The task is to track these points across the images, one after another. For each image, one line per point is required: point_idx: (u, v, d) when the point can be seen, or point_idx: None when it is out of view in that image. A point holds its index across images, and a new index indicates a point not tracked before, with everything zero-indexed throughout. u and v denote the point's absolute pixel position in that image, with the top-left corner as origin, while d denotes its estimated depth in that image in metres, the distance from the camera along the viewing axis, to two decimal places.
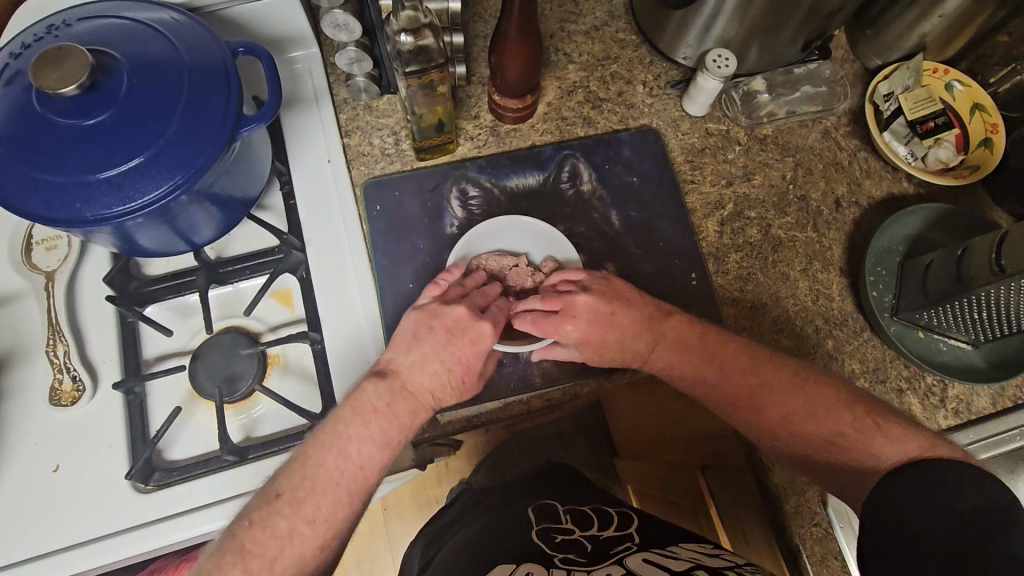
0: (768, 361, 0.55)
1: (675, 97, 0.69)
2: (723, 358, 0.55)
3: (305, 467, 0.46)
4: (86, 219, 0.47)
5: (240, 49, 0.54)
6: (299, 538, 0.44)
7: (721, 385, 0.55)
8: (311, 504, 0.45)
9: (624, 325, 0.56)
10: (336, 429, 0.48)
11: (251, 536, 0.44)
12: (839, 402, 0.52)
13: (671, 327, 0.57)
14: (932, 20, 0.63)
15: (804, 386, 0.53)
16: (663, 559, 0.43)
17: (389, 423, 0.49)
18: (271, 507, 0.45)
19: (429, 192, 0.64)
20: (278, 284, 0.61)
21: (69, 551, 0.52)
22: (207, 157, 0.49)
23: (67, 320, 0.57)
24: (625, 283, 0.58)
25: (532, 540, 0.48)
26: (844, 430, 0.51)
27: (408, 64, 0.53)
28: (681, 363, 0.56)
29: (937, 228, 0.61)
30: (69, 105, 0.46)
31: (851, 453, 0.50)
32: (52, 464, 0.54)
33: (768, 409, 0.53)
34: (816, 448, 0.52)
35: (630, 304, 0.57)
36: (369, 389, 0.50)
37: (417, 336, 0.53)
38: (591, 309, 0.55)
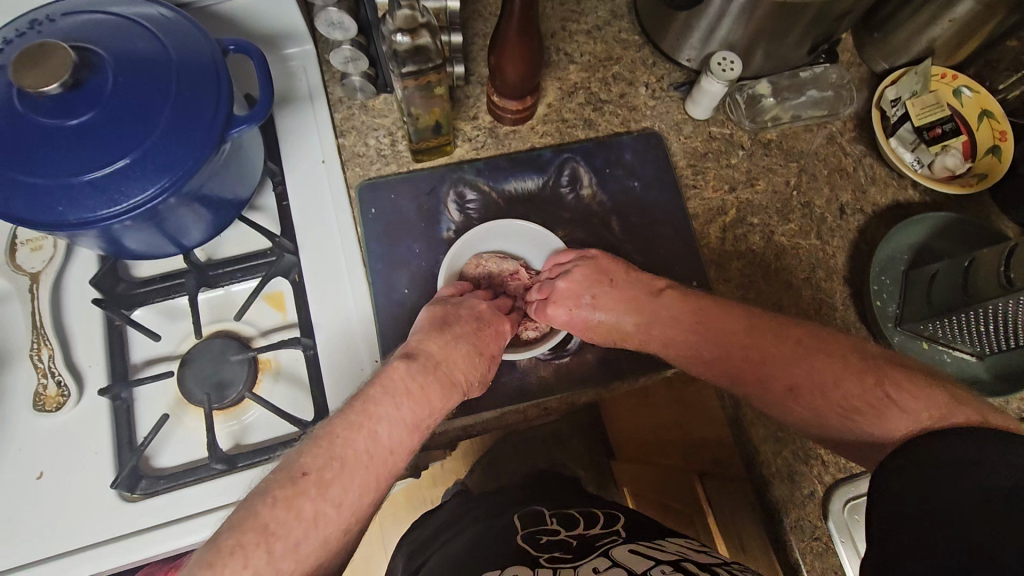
0: (767, 331, 0.51)
1: (678, 100, 0.67)
2: (720, 332, 0.53)
3: (333, 445, 0.40)
4: (69, 222, 0.45)
5: (230, 46, 0.52)
6: (327, 522, 0.37)
7: (721, 362, 0.53)
8: (340, 486, 0.38)
9: (608, 305, 0.57)
10: (367, 408, 0.43)
11: (276, 517, 0.35)
12: (849, 369, 0.47)
13: (665, 303, 0.56)
14: (941, 25, 0.61)
15: (808, 353, 0.49)
16: (649, 551, 0.42)
17: (422, 406, 0.46)
18: (297, 486, 0.37)
19: (426, 195, 0.63)
20: (269, 288, 0.60)
21: (53, 561, 0.51)
22: (195, 159, 0.47)
23: (52, 323, 0.55)
24: (612, 262, 0.58)
25: (519, 543, 0.47)
26: (856, 402, 0.46)
27: (404, 64, 0.51)
28: (675, 337, 0.55)
29: (943, 237, 0.60)
30: (52, 105, 0.45)
31: (862, 424, 0.46)
32: (35, 471, 0.53)
33: (771, 381, 0.50)
34: (827, 421, 0.48)
35: (616, 285, 0.57)
36: (399, 369, 0.47)
37: (445, 322, 0.53)
38: (574, 292, 0.57)
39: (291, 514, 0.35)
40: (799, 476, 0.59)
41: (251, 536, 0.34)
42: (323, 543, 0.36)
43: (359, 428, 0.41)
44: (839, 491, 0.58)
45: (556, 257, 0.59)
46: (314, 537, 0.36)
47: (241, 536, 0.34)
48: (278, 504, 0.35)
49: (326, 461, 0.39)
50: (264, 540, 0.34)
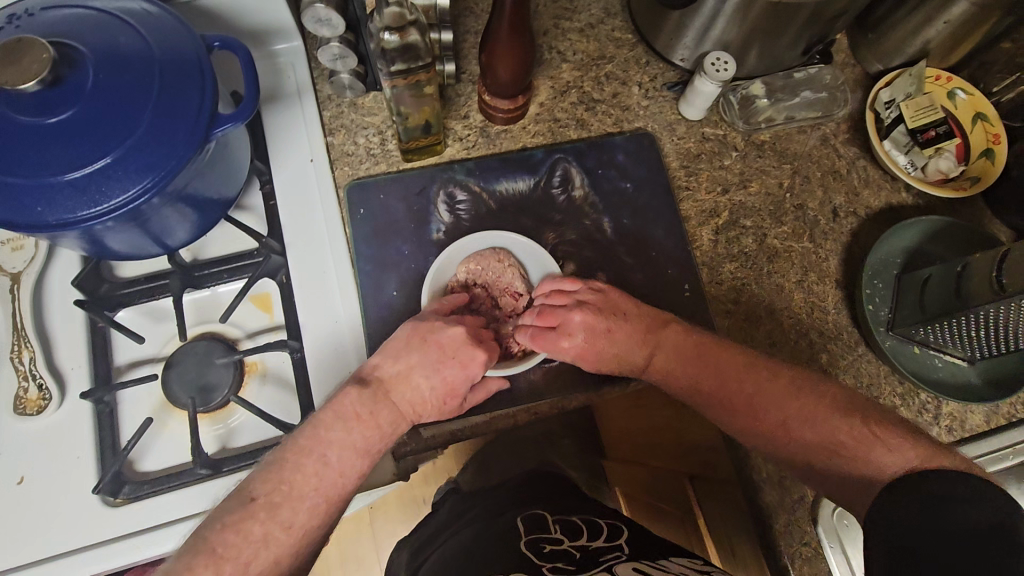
0: (762, 368, 0.52)
1: (671, 100, 0.67)
2: (717, 364, 0.53)
3: (282, 472, 0.43)
4: (49, 223, 0.44)
5: (214, 42, 0.51)
6: (273, 544, 0.41)
7: (716, 394, 0.53)
8: (289, 509, 0.42)
9: (622, 342, 0.55)
10: (316, 434, 0.45)
11: (223, 539, 0.40)
12: (837, 408, 0.49)
13: (667, 336, 0.55)
14: (936, 26, 0.61)
15: (799, 391, 0.51)
16: (653, 570, 0.42)
17: (371, 431, 0.48)
18: (246, 511, 0.41)
19: (415, 195, 0.62)
20: (256, 289, 0.59)
21: (35, 567, 0.50)
22: (179, 159, 0.46)
23: (33, 325, 0.54)
24: (625, 300, 0.57)
25: (520, 548, 0.48)
26: (842, 438, 0.48)
27: (392, 63, 0.50)
28: (677, 369, 0.55)
29: (934, 241, 0.60)
30: (30, 102, 0.43)
31: (848, 462, 0.47)
32: (16, 475, 0.52)
33: (761, 415, 0.51)
34: (812, 456, 0.49)
35: (629, 318, 0.55)
36: (350, 396, 0.48)
37: (409, 346, 0.51)
38: (591, 324, 0.54)
39: (241, 536, 0.40)
40: (789, 480, 0.58)
41: (203, 559, 0.38)
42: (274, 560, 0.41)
43: (308, 454, 0.44)
44: (829, 496, 0.57)
45: (561, 284, 0.57)
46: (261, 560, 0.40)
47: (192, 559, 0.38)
48: (228, 528, 0.40)
49: (275, 486, 0.42)
50: (215, 563, 0.39)
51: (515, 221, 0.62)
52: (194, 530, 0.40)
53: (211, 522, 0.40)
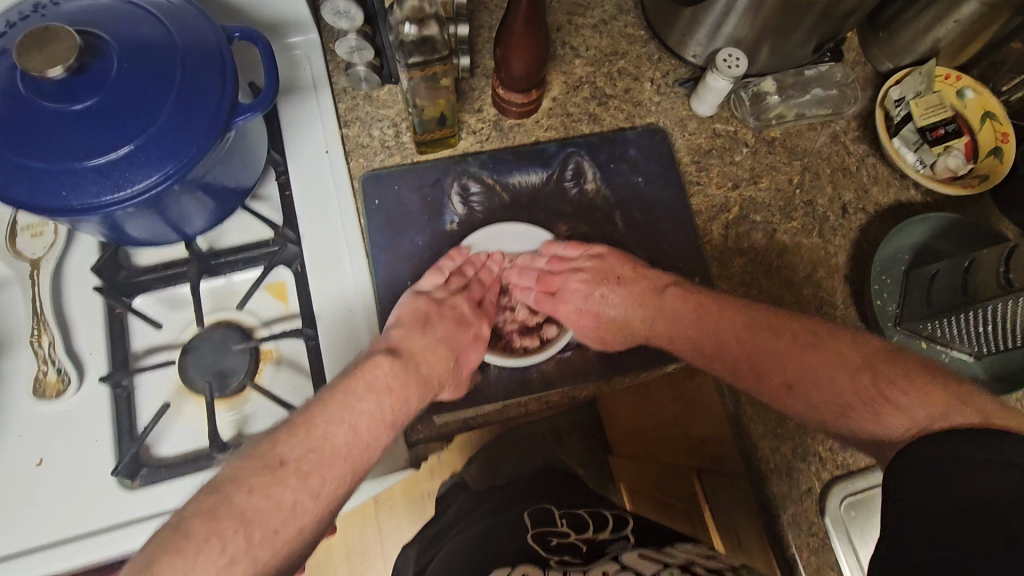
0: (764, 327, 0.53)
1: (682, 96, 0.67)
2: (717, 326, 0.54)
3: (311, 437, 0.43)
4: (73, 208, 0.45)
5: (235, 33, 0.52)
6: (302, 512, 0.41)
7: (715, 353, 0.54)
8: (318, 477, 0.42)
9: (618, 302, 0.59)
10: (347, 401, 0.46)
11: (252, 503, 0.39)
12: (844, 367, 0.48)
13: (668, 302, 0.57)
14: (947, 25, 0.61)
15: (806, 347, 0.50)
16: (658, 555, 0.43)
17: (399, 403, 0.50)
18: (276, 476, 0.41)
19: (429, 187, 0.62)
20: (271, 278, 0.60)
21: (52, 548, 0.50)
22: (200, 147, 0.47)
23: (52, 310, 0.55)
24: (621, 262, 0.60)
25: (528, 541, 0.49)
26: (848, 400, 0.48)
27: (410, 55, 0.51)
28: (678, 335, 0.56)
29: (943, 237, 0.61)
30: (56, 89, 0.44)
31: (856, 420, 0.47)
32: (35, 458, 0.52)
33: (768, 376, 0.52)
34: (820, 416, 0.49)
35: (623, 283, 0.59)
36: (382, 363, 0.50)
37: (428, 320, 0.56)
38: (581, 291, 0.59)
39: (269, 500, 0.40)
40: (798, 472, 0.58)
41: (229, 523, 0.38)
42: (299, 529, 0.40)
43: (339, 421, 0.45)
44: (838, 488, 0.58)
45: (563, 250, 0.60)
46: (290, 525, 0.40)
47: (218, 524, 0.37)
48: (255, 492, 0.39)
49: (305, 453, 0.42)
50: (242, 527, 0.38)
51: (527, 213, 0.62)
52: (217, 484, 0.40)
53: (236, 483, 0.39)
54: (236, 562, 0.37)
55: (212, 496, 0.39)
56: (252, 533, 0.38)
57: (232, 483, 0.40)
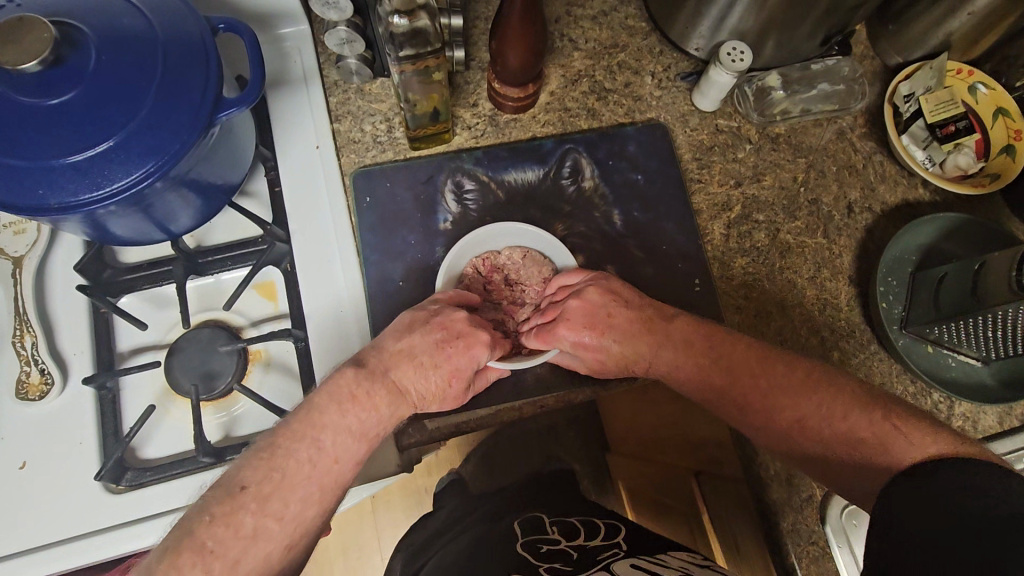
0: (778, 362, 0.50)
1: (684, 90, 0.65)
2: (730, 358, 0.51)
3: (273, 459, 0.42)
4: (50, 207, 0.44)
5: (220, 24, 0.50)
6: (264, 538, 0.40)
7: (730, 391, 0.51)
8: (279, 500, 0.41)
9: (624, 328, 0.54)
10: (310, 417, 0.45)
11: (212, 533, 0.39)
12: (858, 404, 0.46)
13: (677, 328, 0.54)
14: (960, 18, 0.59)
15: (815, 386, 0.48)
16: (651, 565, 0.42)
17: (367, 414, 0.47)
18: (235, 503, 0.40)
19: (422, 184, 0.61)
20: (260, 277, 0.58)
21: (35, 553, 0.49)
22: (183, 143, 0.45)
23: (35, 309, 0.54)
24: (625, 284, 0.56)
25: (518, 549, 0.48)
26: (862, 434, 0.45)
27: (401, 48, 0.49)
28: (686, 364, 0.53)
29: (951, 238, 0.59)
30: (31, 83, 0.43)
31: (869, 460, 0.44)
32: (18, 461, 0.51)
33: (779, 413, 0.49)
34: (830, 454, 0.46)
35: (630, 304, 0.55)
36: (348, 375, 0.48)
37: (411, 327, 0.51)
38: (586, 311, 0.54)
39: (230, 529, 0.39)
40: (799, 480, 0.56)
41: (188, 557, 0.37)
42: (264, 557, 0.40)
43: (302, 438, 0.44)
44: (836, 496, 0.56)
45: (567, 276, 0.57)
46: (251, 553, 0.40)
47: (176, 559, 0.37)
48: (216, 520, 0.39)
49: (265, 475, 0.42)
50: (201, 559, 0.38)
51: (523, 211, 0.61)
52: (182, 523, 0.39)
53: (197, 515, 0.39)
54: None
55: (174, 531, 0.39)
56: (210, 564, 0.38)
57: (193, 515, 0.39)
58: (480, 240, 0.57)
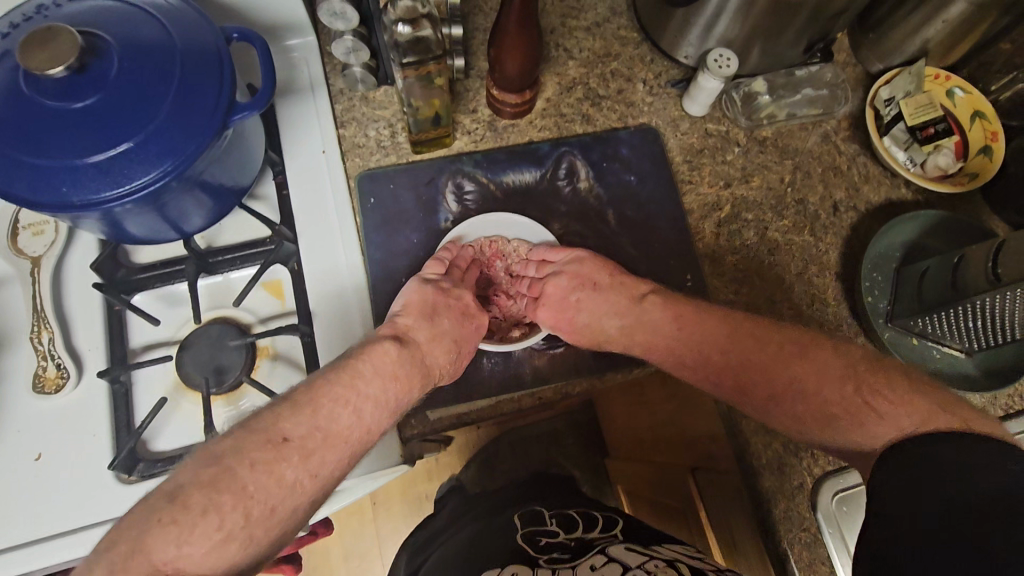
0: (749, 337, 0.53)
1: (675, 96, 0.68)
2: (698, 336, 0.54)
3: (318, 416, 0.43)
4: (74, 204, 0.46)
5: (233, 34, 0.53)
6: (300, 492, 0.40)
7: (705, 365, 0.54)
8: (320, 458, 0.42)
9: (592, 308, 0.58)
10: (353, 383, 0.46)
11: (254, 478, 0.38)
12: (834, 376, 0.50)
13: (647, 309, 0.57)
14: (935, 26, 0.62)
15: (797, 359, 0.51)
16: (644, 550, 0.44)
17: (403, 391, 0.49)
18: (278, 452, 0.40)
19: (424, 185, 0.63)
20: (267, 276, 0.60)
21: (49, 542, 0.51)
22: (198, 144, 0.48)
23: (52, 306, 0.56)
24: (599, 267, 0.59)
25: (518, 540, 0.50)
26: (835, 408, 0.49)
27: (405, 55, 0.52)
28: (658, 343, 0.56)
29: (932, 235, 0.61)
30: (57, 88, 0.45)
31: (844, 432, 0.48)
32: (33, 452, 0.53)
33: (766, 384, 0.52)
34: (805, 424, 0.50)
35: (599, 289, 0.58)
36: (382, 349, 0.50)
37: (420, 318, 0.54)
38: (558, 296, 0.58)
39: (272, 479, 0.39)
40: (789, 467, 0.59)
41: (229, 498, 0.37)
42: (296, 508, 0.40)
43: (345, 404, 0.45)
44: (827, 484, 0.58)
45: (547, 252, 0.60)
46: (287, 503, 0.40)
47: (217, 495, 0.37)
48: (259, 467, 0.39)
49: (309, 431, 0.42)
50: (241, 504, 0.37)
51: (521, 212, 0.63)
52: (215, 456, 0.39)
53: (239, 456, 0.39)
54: (231, 539, 0.37)
55: (212, 467, 0.38)
56: (251, 510, 0.38)
57: (233, 455, 0.39)
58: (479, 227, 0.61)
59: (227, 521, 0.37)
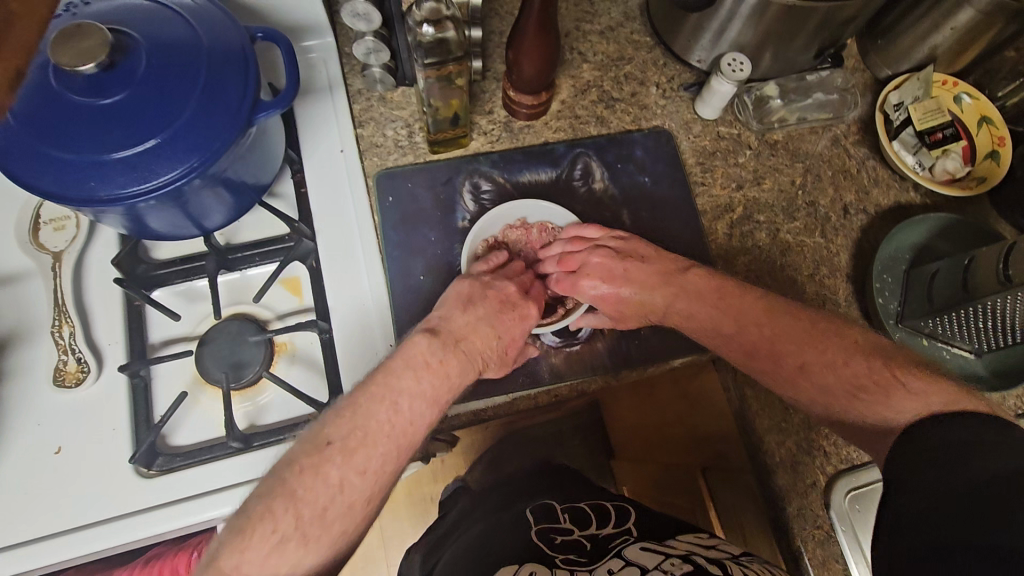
0: (785, 310, 0.54)
1: (687, 100, 0.69)
2: (738, 304, 0.55)
3: (356, 417, 0.45)
4: (100, 199, 0.47)
5: (257, 34, 0.54)
6: (349, 489, 0.43)
7: (738, 338, 0.55)
8: (363, 455, 0.44)
9: (641, 280, 0.59)
10: (387, 381, 0.47)
11: (303, 482, 0.41)
12: (859, 351, 0.50)
13: (692, 279, 0.58)
14: (944, 32, 0.63)
15: (817, 335, 0.52)
16: (660, 548, 0.44)
17: (439, 380, 0.50)
18: (323, 455, 0.43)
19: (441, 185, 0.64)
20: (287, 272, 0.61)
21: (70, 534, 0.51)
22: (223, 142, 0.49)
23: (73, 301, 0.56)
24: (641, 242, 0.61)
25: (532, 538, 0.49)
26: (864, 381, 0.48)
27: (427, 56, 0.53)
28: (696, 311, 0.57)
29: (943, 237, 0.62)
30: (86, 84, 0.46)
31: (867, 405, 0.47)
32: (54, 445, 0.53)
33: (784, 358, 0.52)
34: (835, 399, 0.50)
35: (646, 260, 0.60)
36: (422, 347, 0.51)
37: (473, 298, 0.56)
38: (605, 268, 0.59)
39: (318, 479, 0.42)
40: (802, 466, 0.60)
41: (282, 502, 0.40)
42: (348, 505, 0.42)
43: (381, 401, 0.46)
44: (841, 482, 0.59)
45: (584, 231, 0.62)
46: (337, 502, 0.42)
47: (271, 502, 0.40)
48: (305, 472, 0.42)
49: (350, 431, 0.44)
50: (293, 505, 0.40)
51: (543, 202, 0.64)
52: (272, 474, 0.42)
53: (289, 465, 0.42)
54: (288, 538, 0.40)
55: (273, 482, 0.41)
56: (300, 511, 0.40)
57: (285, 467, 0.42)
58: (528, 210, 0.63)
59: (281, 524, 0.40)
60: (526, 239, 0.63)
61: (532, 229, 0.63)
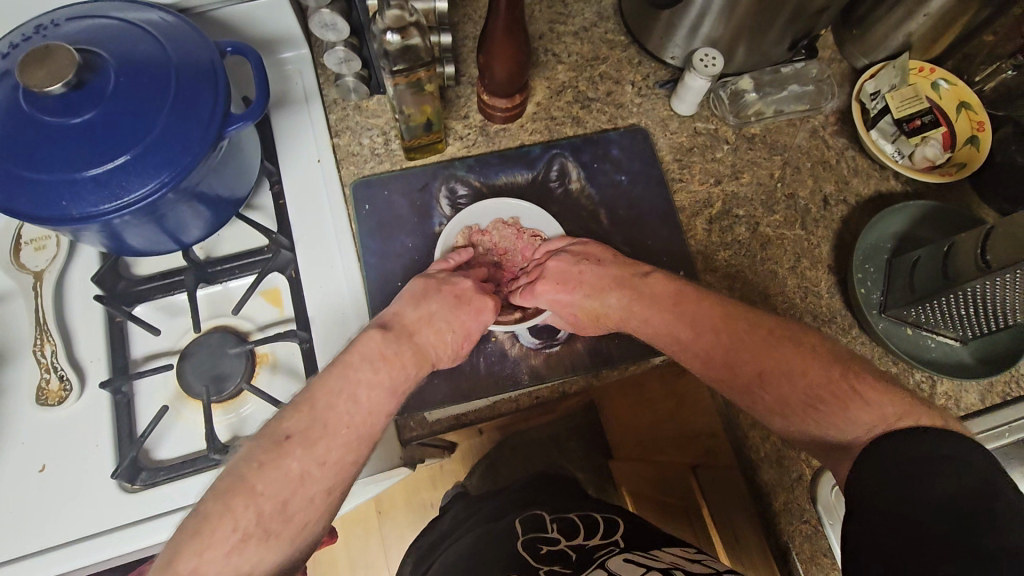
0: (741, 318, 0.53)
1: (663, 97, 0.69)
2: (694, 314, 0.54)
3: (299, 427, 0.45)
4: (73, 217, 0.47)
5: (228, 48, 0.54)
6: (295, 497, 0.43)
7: (693, 344, 0.54)
8: (310, 460, 0.44)
9: (594, 284, 0.58)
10: (337, 389, 0.47)
11: (246, 496, 0.42)
12: (817, 360, 0.49)
13: (649, 284, 0.57)
14: (917, 20, 0.63)
15: (779, 340, 0.51)
16: (644, 560, 0.44)
17: (384, 383, 0.50)
18: (265, 467, 0.43)
19: (418, 192, 0.64)
20: (267, 284, 0.61)
21: (55, 551, 0.51)
22: (194, 156, 0.49)
23: (54, 320, 0.57)
24: (602, 248, 0.61)
25: (520, 551, 0.49)
26: (821, 393, 0.48)
27: (395, 63, 0.53)
28: (656, 320, 0.56)
29: (924, 225, 0.61)
30: (57, 104, 0.46)
31: (826, 415, 0.47)
32: (38, 463, 0.54)
33: (742, 366, 0.51)
34: (790, 408, 0.49)
35: (602, 264, 0.59)
36: (367, 346, 0.51)
37: (427, 293, 0.56)
38: (561, 272, 0.59)
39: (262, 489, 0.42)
40: (788, 459, 0.59)
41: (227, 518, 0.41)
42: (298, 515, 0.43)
43: (323, 410, 0.46)
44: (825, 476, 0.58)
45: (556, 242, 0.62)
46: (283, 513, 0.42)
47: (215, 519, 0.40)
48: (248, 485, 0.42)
49: (294, 444, 0.44)
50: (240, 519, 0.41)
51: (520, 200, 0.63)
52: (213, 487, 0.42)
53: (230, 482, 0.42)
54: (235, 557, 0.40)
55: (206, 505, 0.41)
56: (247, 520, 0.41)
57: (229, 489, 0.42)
58: (524, 212, 0.63)
59: (227, 541, 0.40)
60: (514, 240, 0.63)
61: (522, 231, 0.63)
